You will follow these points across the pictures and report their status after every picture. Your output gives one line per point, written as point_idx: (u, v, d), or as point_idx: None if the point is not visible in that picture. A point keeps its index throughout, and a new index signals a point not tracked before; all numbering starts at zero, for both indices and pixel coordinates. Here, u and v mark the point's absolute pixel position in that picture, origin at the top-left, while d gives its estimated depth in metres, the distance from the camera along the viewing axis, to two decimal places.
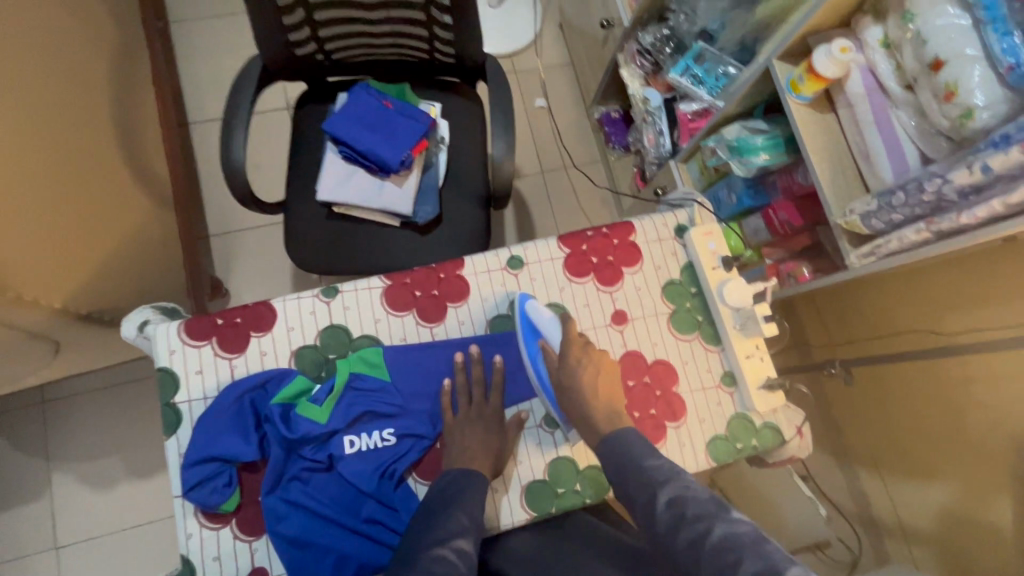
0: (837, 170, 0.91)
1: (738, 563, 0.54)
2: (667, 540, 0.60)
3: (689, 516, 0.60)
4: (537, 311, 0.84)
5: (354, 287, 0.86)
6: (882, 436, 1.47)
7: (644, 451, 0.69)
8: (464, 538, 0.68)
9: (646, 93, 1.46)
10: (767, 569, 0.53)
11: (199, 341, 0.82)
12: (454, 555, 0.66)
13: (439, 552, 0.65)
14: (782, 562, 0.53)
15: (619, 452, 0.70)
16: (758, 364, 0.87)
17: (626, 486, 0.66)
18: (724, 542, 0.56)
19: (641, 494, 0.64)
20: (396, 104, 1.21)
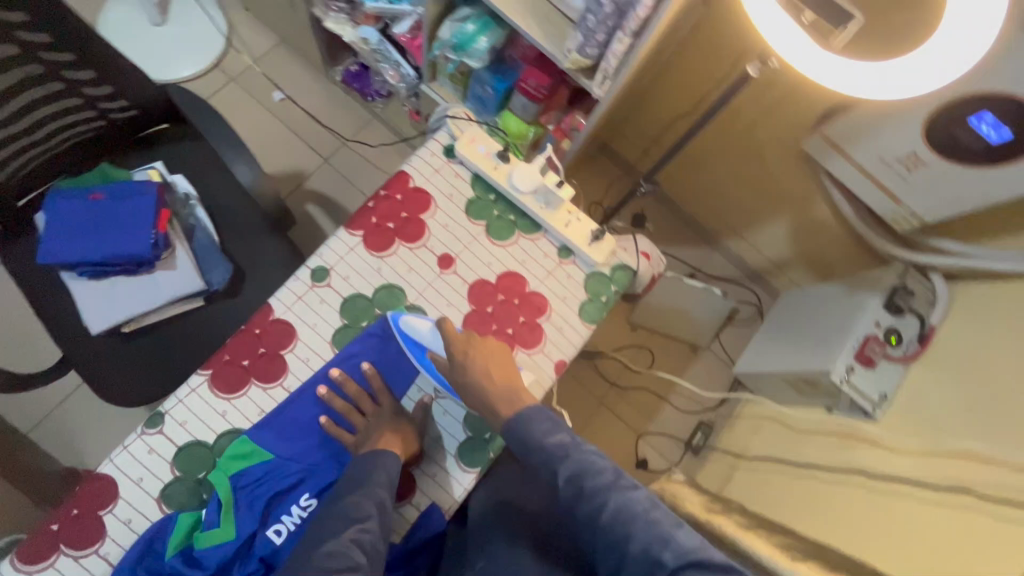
0: (544, 19, 0.93)
1: (629, 536, 0.64)
2: (571, 509, 0.69)
3: (587, 491, 0.68)
4: (412, 327, 0.81)
5: (177, 399, 0.78)
6: (727, 202, 1.66)
7: (544, 428, 0.72)
8: (361, 524, 0.67)
9: (361, 34, 1.36)
10: (654, 537, 0.63)
11: (48, 560, 0.71)
12: (356, 546, 0.65)
13: (332, 549, 0.64)
14: (669, 534, 0.63)
15: (519, 431, 0.72)
16: (579, 225, 0.92)
17: (533, 463, 0.72)
18: (618, 513, 0.66)
19: (548, 471, 0.71)
20: (106, 191, 1.03)
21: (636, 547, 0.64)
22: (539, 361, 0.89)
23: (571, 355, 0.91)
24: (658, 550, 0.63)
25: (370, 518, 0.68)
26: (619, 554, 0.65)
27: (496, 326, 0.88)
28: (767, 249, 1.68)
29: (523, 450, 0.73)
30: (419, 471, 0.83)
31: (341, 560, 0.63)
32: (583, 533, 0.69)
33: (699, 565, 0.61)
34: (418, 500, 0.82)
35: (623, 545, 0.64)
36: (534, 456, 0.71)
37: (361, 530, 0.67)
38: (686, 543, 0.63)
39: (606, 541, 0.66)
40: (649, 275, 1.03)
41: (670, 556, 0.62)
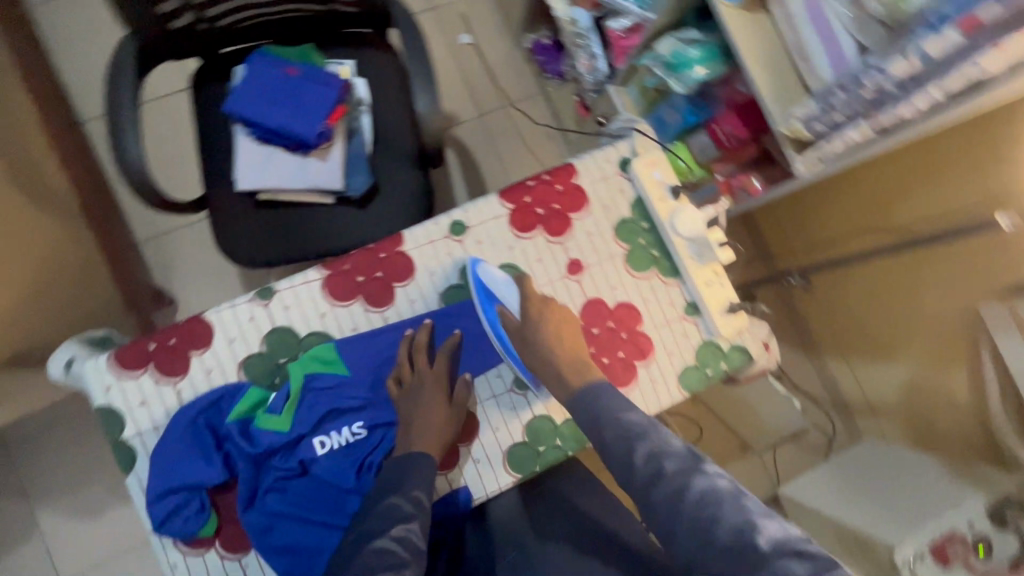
0: (777, 75, 0.86)
1: (716, 520, 0.56)
2: (645, 491, 0.61)
3: (667, 472, 0.61)
4: (488, 274, 0.82)
5: (291, 284, 0.80)
6: (851, 323, 1.53)
7: (618, 405, 0.68)
8: (405, 524, 0.66)
9: (573, 14, 1.34)
10: (746, 523, 0.56)
11: (135, 371, 0.76)
12: (397, 544, 0.64)
13: (377, 545, 0.63)
14: (760, 520, 0.56)
15: (590, 406, 0.69)
16: (719, 290, 0.87)
17: (604, 439, 0.66)
18: (704, 496, 0.58)
19: (621, 446, 0.64)
20: (302, 69, 1.09)
21: (725, 530, 0.56)
22: None
23: (652, 411, 0.86)
24: (750, 535, 0.55)
25: (412, 518, 0.67)
26: (705, 541, 0.56)
27: (593, 350, 0.85)
28: (871, 388, 1.56)
29: (592, 421, 0.68)
30: (465, 451, 0.82)
31: (386, 557, 0.62)
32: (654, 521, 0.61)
33: (796, 557, 0.53)
34: (453, 477, 0.81)
35: (710, 529, 0.56)
36: (606, 431, 0.66)
37: (404, 530, 0.65)
38: (777, 533, 0.55)
39: (687, 527, 0.58)
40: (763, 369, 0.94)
41: (765, 542, 0.54)
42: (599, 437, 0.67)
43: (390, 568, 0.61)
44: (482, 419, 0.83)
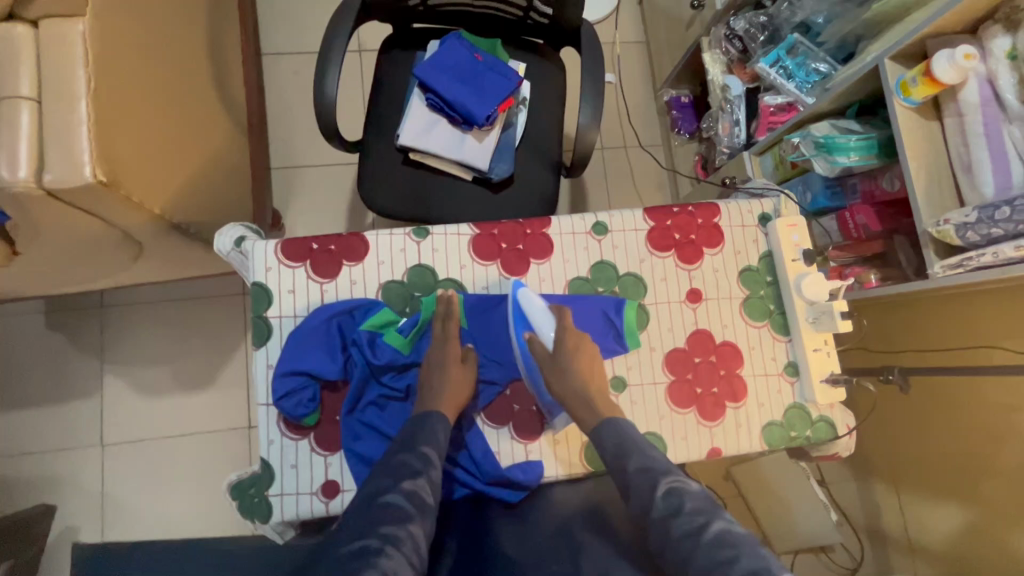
0: (934, 179, 0.90)
1: (733, 561, 0.56)
2: (661, 524, 0.61)
3: (686, 510, 0.61)
4: (527, 299, 0.84)
5: (444, 231, 0.88)
6: (917, 453, 1.51)
7: (644, 444, 0.70)
8: (415, 479, 0.65)
9: (727, 81, 1.45)
10: (760, 569, 0.55)
11: (294, 263, 0.84)
12: (407, 496, 0.63)
13: (388, 500, 0.62)
14: (779, 568, 0.55)
15: (616, 437, 0.72)
16: (824, 358, 0.89)
17: (628, 473, 0.67)
18: (720, 538, 0.58)
19: (642, 480, 0.65)
20: (486, 58, 1.21)
21: (741, 569, 0.55)
22: (701, 434, 0.88)
23: (728, 451, 0.88)
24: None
25: (421, 474, 0.66)
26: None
27: (689, 377, 0.89)
28: (920, 525, 1.51)
29: (618, 450, 0.70)
30: (549, 427, 0.86)
31: (393, 513, 0.61)
32: (662, 559, 0.61)
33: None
34: (531, 448, 0.86)
35: (722, 569, 0.56)
36: (630, 460, 0.68)
37: (414, 485, 0.64)
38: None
39: (698, 568, 0.57)
40: (835, 453, 0.95)
41: None
42: (617, 477, 0.68)
43: (395, 522, 0.60)
44: None
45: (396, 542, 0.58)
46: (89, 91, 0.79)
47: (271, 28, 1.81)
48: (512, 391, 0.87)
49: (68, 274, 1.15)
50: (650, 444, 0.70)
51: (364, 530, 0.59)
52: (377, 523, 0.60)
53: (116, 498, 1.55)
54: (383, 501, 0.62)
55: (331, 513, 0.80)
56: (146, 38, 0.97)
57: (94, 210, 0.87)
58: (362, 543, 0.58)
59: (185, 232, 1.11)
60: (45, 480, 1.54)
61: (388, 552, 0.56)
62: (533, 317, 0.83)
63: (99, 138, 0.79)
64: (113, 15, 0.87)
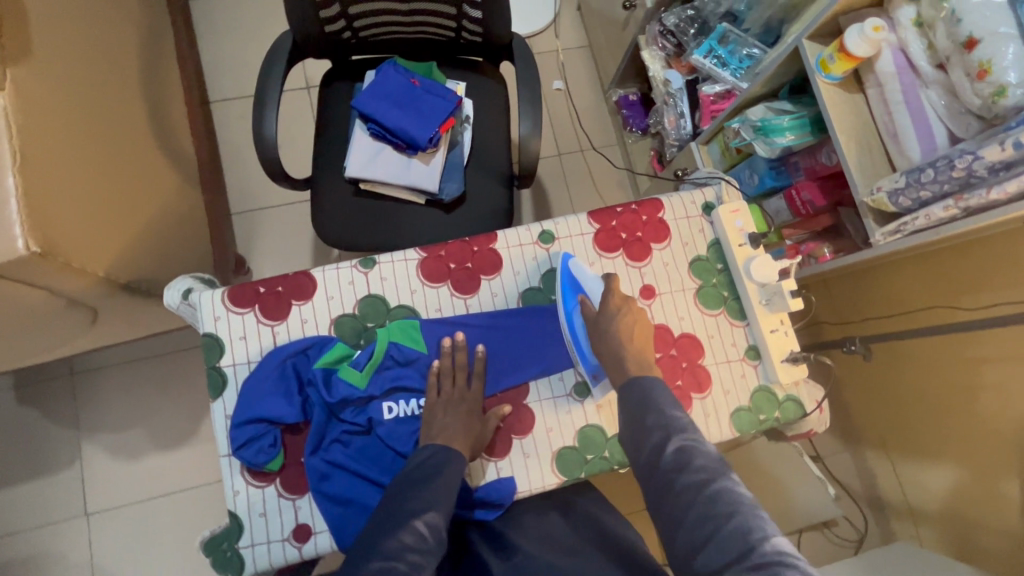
0: (864, 150, 0.92)
1: (730, 516, 0.59)
2: (666, 473, 0.64)
3: (694, 465, 0.63)
4: (580, 269, 0.88)
5: (390, 258, 0.88)
6: (905, 421, 1.51)
7: (668, 398, 0.71)
8: (435, 512, 0.69)
9: (668, 75, 1.46)
10: (755, 526, 0.58)
11: (241, 309, 0.84)
12: (426, 530, 0.68)
13: (410, 530, 0.67)
14: (773, 531, 0.58)
15: (639, 395, 0.72)
16: (782, 339, 0.89)
17: (646, 426, 0.69)
18: (722, 494, 0.60)
19: (656, 433, 0.67)
20: (423, 81, 1.22)
21: (731, 526, 0.58)
22: None
23: None
24: (757, 538, 0.57)
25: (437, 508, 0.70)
26: (710, 530, 0.59)
27: None
28: (914, 488, 1.52)
29: (641, 402, 0.72)
30: (517, 443, 0.85)
31: (415, 541, 0.66)
32: (659, 505, 0.64)
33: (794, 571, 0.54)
34: (501, 465, 0.85)
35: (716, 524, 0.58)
36: (648, 414, 0.69)
37: (433, 517, 0.69)
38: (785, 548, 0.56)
39: (691, 521, 0.60)
40: (811, 429, 0.95)
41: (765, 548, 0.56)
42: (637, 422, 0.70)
43: (417, 553, 0.64)
44: (537, 416, 0.86)
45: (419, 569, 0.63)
46: (14, 163, 0.79)
47: (215, 76, 1.82)
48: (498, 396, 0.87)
49: (24, 348, 1.13)
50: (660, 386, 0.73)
51: (390, 552, 0.63)
52: (402, 549, 0.64)
53: (105, 568, 1.51)
54: (407, 533, 0.66)
55: (306, 557, 0.79)
56: (73, 102, 0.96)
57: (35, 281, 0.86)
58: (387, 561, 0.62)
59: (137, 289, 1.10)
60: (31, 560, 1.50)
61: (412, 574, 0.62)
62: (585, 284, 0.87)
63: (28, 208, 0.79)
64: (34, 84, 0.87)
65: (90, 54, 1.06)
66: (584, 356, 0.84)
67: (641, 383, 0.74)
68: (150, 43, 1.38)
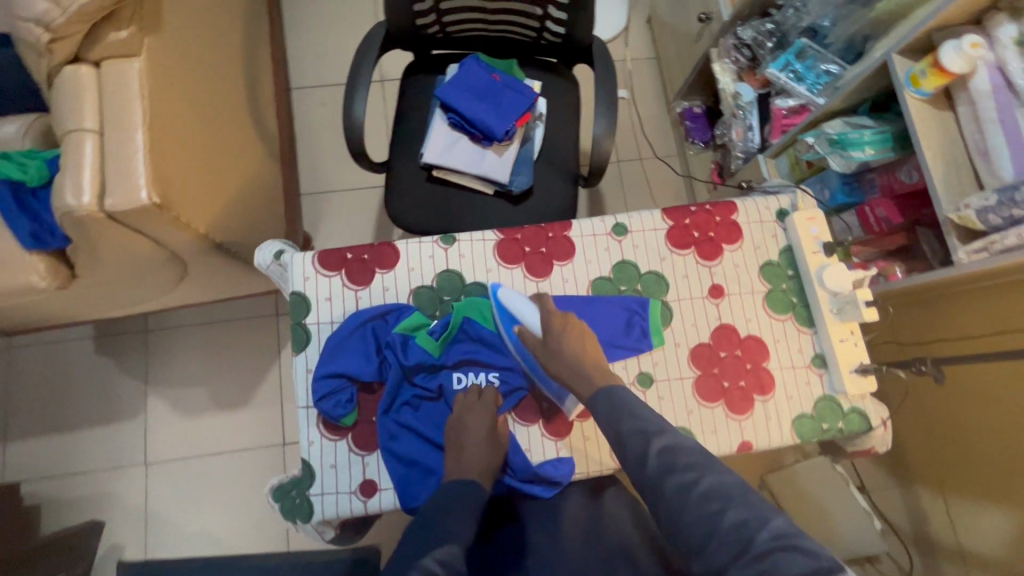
0: (951, 167, 0.91)
1: (723, 512, 0.57)
2: (657, 483, 0.62)
3: (680, 466, 0.62)
4: (509, 296, 0.85)
5: (470, 237, 0.92)
6: (965, 459, 1.44)
7: (640, 405, 0.70)
8: (446, 547, 0.63)
9: (739, 88, 1.48)
10: (751, 518, 0.56)
11: (329, 272, 0.89)
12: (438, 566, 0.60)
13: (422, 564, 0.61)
14: (771, 514, 0.56)
15: (614, 406, 0.72)
16: (852, 349, 0.89)
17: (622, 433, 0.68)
18: (715, 488, 0.59)
19: (635, 440, 0.66)
20: (503, 77, 1.27)
21: (730, 521, 0.56)
22: (731, 428, 0.88)
23: (759, 445, 0.88)
24: (754, 527, 0.55)
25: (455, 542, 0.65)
26: (709, 528, 0.56)
27: (715, 371, 0.90)
28: (969, 531, 1.44)
29: (610, 415, 0.71)
30: (578, 425, 0.87)
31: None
32: (656, 515, 0.62)
33: (799, 552, 0.52)
34: (561, 446, 0.87)
35: (714, 519, 0.56)
36: (624, 423, 0.68)
37: (444, 553, 0.62)
38: (787, 534, 0.54)
39: (692, 519, 0.58)
40: (873, 447, 0.94)
41: (765, 534, 0.54)
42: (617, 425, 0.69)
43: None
44: None
45: None
46: (144, 123, 0.87)
47: (299, 64, 1.93)
48: None
49: (117, 297, 1.22)
50: (639, 405, 0.70)
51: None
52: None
53: (159, 516, 1.60)
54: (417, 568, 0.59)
55: (370, 512, 0.82)
56: (190, 73, 1.05)
57: (146, 232, 0.93)
58: None
59: (225, 251, 1.18)
60: (94, 501, 1.60)
61: None
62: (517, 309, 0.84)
63: (153, 164, 0.87)
64: (164, 53, 0.95)
65: (206, 32, 1.16)
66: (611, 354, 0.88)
67: (609, 393, 0.73)
68: (250, 28, 1.48)
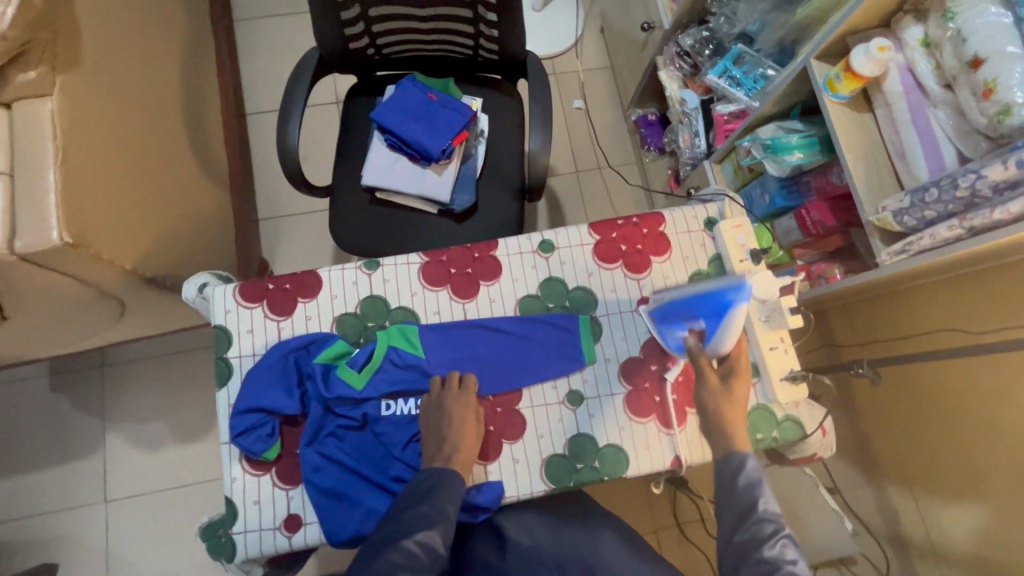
0: (872, 168, 0.91)
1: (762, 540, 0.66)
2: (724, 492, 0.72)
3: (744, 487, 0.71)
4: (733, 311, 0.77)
5: (393, 261, 0.91)
6: (928, 457, 1.44)
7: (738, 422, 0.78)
8: (428, 530, 0.70)
9: (684, 95, 1.49)
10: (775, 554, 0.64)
11: (251, 304, 0.88)
12: (417, 548, 0.68)
13: (404, 545, 0.68)
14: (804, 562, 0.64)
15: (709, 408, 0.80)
16: (783, 356, 0.88)
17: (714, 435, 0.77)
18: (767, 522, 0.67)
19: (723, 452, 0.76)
20: (440, 96, 1.27)
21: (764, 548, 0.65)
22: (664, 442, 0.87)
23: (693, 458, 0.87)
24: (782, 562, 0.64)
25: (434, 526, 0.71)
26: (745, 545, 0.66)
27: (647, 385, 0.89)
28: (936, 529, 1.43)
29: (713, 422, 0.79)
30: (507, 447, 0.86)
31: (406, 558, 0.66)
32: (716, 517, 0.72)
33: None
34: (491, 469, 0.85)
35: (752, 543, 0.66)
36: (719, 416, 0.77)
37: (426, 536, 0.69)
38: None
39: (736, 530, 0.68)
40: (814, 454, 0.93)
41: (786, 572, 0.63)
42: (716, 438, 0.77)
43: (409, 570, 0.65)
44: (528, 422, 0.87)
45: None
46: (57, 162, 0.86)
47: (252, 90, 1.93)
48: (497, 396, 0.87)
49: (57, 335, 1.20)
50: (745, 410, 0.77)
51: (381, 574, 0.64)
52: (393, 567, 0.65)
53: (119, 554, 1.56)
54: (398, 551, 0.67)
55: (295, 548, 0.81)
56: (117, 108, 1.05)
57: (67, 270, 0.92)
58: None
59: (162, 285, 1.17)
60: (53, 542, 1.57)
61: None
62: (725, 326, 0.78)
63: (66, 203, 0.86)
64: (81, 90, 0.94)
65: (136, 65, 1.15)
66: (671, 340, 0.87)
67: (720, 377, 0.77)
68: (193, 57, 1.48)
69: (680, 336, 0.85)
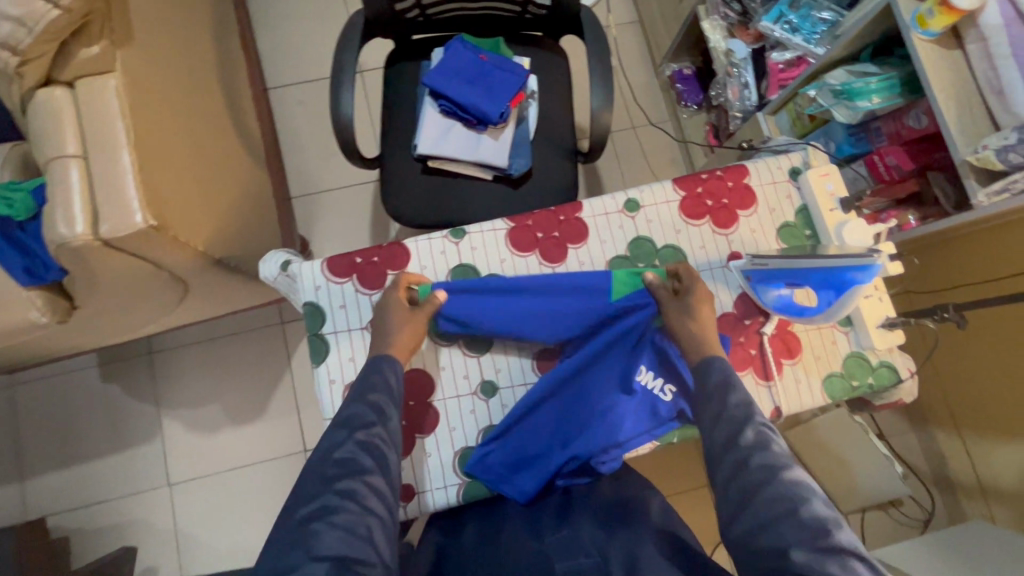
0: (964, 106, 0.89)
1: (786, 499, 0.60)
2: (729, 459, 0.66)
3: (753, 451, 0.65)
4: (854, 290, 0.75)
5: (479, 229, 0.90)
6: (973, 400, 1.44)
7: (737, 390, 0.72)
8: (369, 428, 0.70)
9: (731, 45, 1.43)
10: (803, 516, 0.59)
11: (340, 279, 0.87)
12: (362, 446, 0.68)
13: (342, 452, 0.68)
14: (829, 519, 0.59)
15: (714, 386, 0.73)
16: (877, 304, 0.88)
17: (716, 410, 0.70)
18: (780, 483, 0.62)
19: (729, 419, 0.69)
20: (491, 57, 1.23)
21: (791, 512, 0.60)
22: (762, 394, 0.88)
23: (791, 409, 0.88)
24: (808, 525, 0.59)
25: (374, 423, 0.71)
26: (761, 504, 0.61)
27: (742, 340, 0.89)
28: (988, 468, 1.45)
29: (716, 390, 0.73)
30: None
31: (348, 464, 0.66)
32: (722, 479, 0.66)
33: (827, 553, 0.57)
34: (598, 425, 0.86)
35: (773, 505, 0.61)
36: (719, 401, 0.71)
37: (370, 433, 0.69)
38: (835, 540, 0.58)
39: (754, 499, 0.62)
40: (899, 399, 0.94)
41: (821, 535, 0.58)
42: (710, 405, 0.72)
43: (351, 475, 0.66)
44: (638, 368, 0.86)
45: (351, 495, 0.64)
46: (129, 142, 0.83)
47: (274, 62, 1.86)
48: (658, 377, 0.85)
49: (120, 324, 1.19)
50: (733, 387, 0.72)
51: (319, 490, 0.64)
52: (332, 481, 0.65)
53: (188, 535, 1.59)
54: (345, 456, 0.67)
55: (411, 515, 0.85)
56: (169, 82, 1.00)
57: (145, 254, 0.90)
58: (317, 503, 0.64)
59: (226, 266, 1.15)
60: (122, 526, 1.59)
61: (346, 506, 0.63)
62: (839, 300, 0.78)
63: (144, 185, 0.83)
64: (139, 65, 0.90)
65: (178, 38, 1.10)
66: (780, 295, 0.85)
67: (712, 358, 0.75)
68: (220, 28, 1.41)
69: (787, 295, 0.85)
